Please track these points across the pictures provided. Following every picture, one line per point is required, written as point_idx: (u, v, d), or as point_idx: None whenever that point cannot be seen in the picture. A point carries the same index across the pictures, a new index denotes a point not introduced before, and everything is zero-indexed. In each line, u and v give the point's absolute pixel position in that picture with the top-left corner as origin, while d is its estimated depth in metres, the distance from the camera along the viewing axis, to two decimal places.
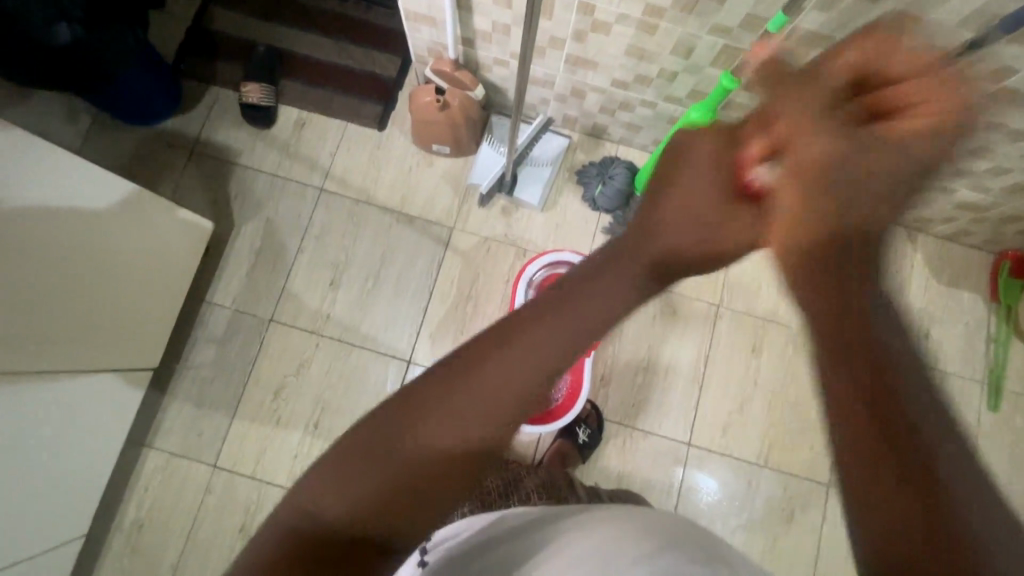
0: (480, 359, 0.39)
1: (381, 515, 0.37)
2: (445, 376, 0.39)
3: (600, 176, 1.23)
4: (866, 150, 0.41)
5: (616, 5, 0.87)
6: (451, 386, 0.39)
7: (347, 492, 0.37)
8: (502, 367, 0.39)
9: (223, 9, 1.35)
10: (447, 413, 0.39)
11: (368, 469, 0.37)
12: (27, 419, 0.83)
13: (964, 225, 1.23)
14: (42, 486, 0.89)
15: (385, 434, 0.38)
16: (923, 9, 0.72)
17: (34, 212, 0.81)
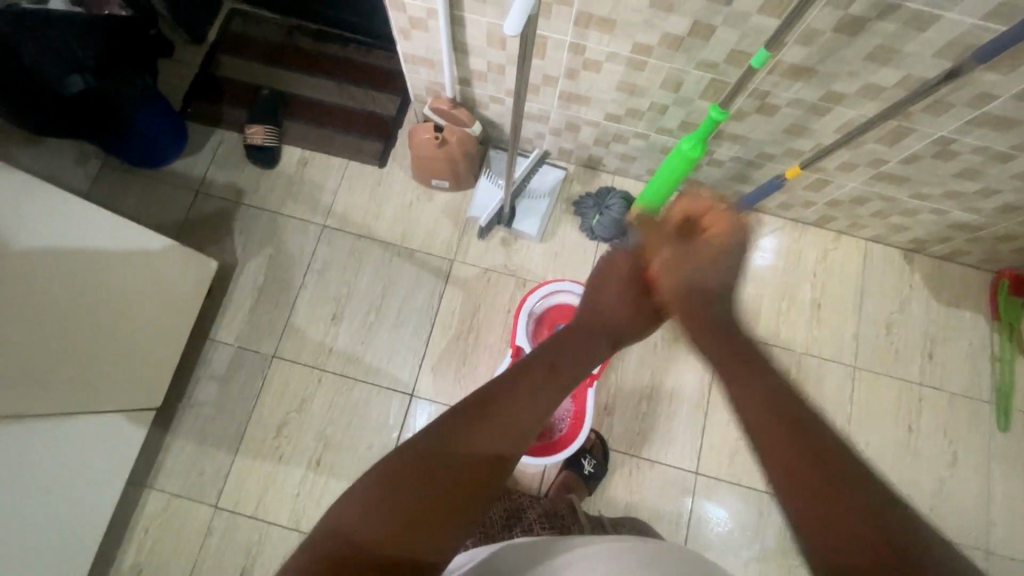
0: (486, 404, 0.54)
1: (399, 527, 0.44)
2: (462, 417, 0.52)
3: (597, 206, 1.25)
4: (691, 256, 0.77)
5: (606, 44, 0.91)
6: (476, 416, 0.52)
7: (377, 509, 0.44)
8: (502, 407, 0.54)
9: (229, 56, 1.40)
10: (478, 431, 0.51)
11: (398, 487, 0.46)
12: (25, 464, 0.82)
13: (959, 246, 1.24)
14: (41, 534, 0.87)
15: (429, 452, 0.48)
16: (901, 41, 0.75)
17: (34, 256, 0.83)
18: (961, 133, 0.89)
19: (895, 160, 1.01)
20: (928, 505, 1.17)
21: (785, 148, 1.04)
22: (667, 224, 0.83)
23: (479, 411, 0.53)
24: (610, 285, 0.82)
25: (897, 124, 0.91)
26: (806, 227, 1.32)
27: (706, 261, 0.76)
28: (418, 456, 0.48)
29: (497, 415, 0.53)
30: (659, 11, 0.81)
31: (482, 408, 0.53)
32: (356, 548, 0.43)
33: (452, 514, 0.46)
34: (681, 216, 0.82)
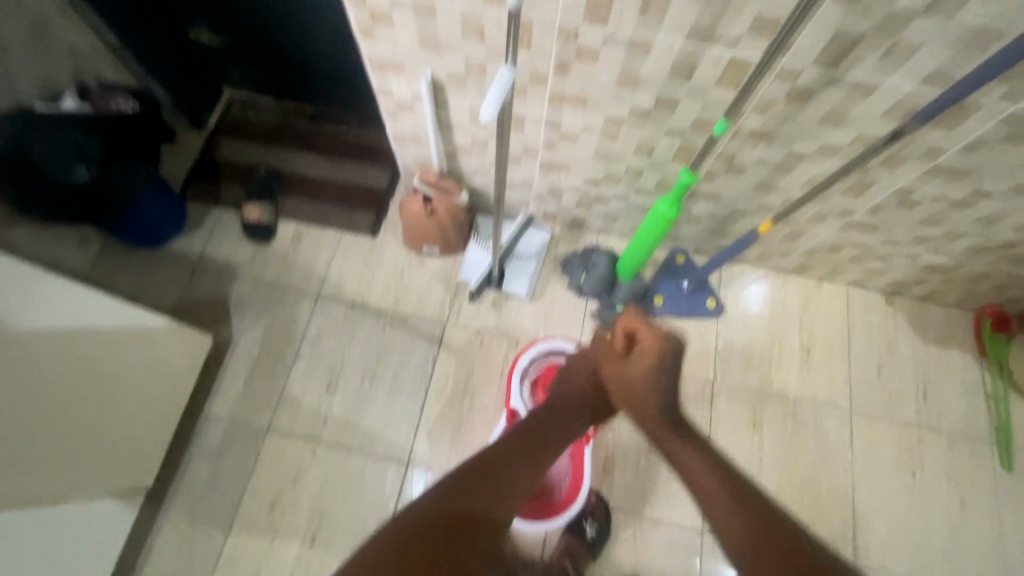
0: (479, 475, 0.68)
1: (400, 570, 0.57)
2: (459, 487, 0.66)
3: (583, 265, 1.29)
4: (633, 369, 0.83)
5: (580, 117, 0.97)
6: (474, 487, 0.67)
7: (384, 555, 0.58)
8: (495, 480, 0.69)
9: (228, 140, 1.48)
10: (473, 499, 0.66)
11: (401, 543, 0.59)
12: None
13: (937, 286, 1.27)
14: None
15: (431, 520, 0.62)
16: (849, 106, 0.81)
17: (29, 340, 0.84)
18: (919, 183, 0.95)
19: (862, 211, 1.06)
20: (943, 553, 1.14)
21: (758, 203, 1.09)
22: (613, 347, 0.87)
23: (472, 484, 0.67)
24: (576, 375, 0.88)
25: (859, 178, 0.97)
26: (789, 275, 1.36)
27: (648, 376, 0.81)
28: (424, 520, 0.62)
29: (486, 486, 0.68)
30: (626, 88, 0.88)
31: (476, 480, 0.68)
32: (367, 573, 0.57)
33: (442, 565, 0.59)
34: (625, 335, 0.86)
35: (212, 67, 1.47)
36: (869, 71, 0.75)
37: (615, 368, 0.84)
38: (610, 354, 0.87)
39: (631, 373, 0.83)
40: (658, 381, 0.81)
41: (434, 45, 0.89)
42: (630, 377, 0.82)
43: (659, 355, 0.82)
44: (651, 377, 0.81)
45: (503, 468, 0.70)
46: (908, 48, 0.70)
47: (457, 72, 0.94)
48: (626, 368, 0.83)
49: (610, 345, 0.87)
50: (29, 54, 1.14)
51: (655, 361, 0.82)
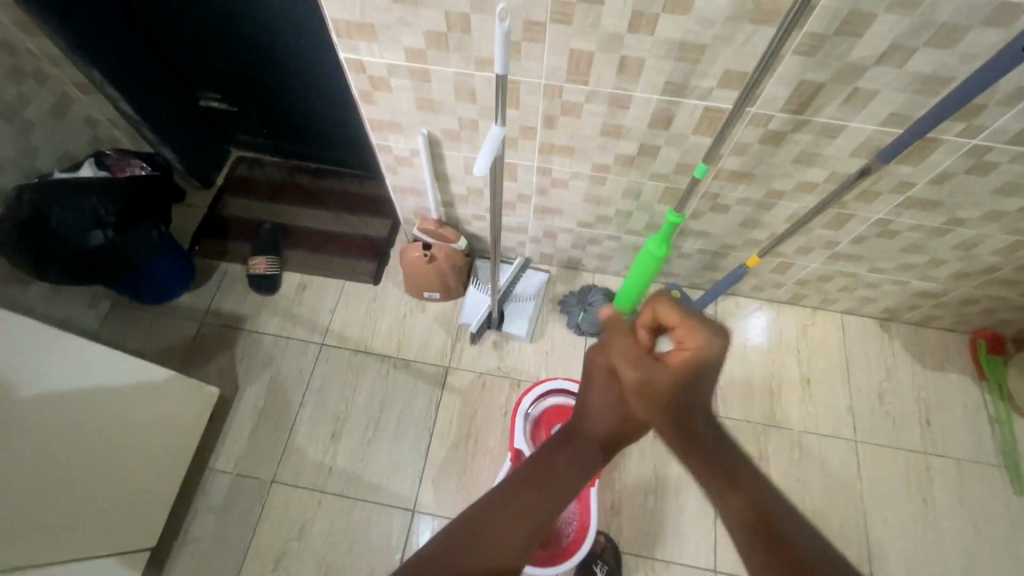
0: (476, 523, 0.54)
1: None
2: (460, 534, 0.53)
3: (581, 304, 1.32)
4: (662, 371, 0.59)
5: (568, 166, 1.03)
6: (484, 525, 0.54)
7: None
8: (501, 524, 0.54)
9: (235, 197, 1.55)
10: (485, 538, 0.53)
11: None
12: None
13: (928, 311, 1.30)
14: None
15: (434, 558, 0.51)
16: (819, 147, 0.86)
17: (38, 401, 0.85)
18: (895, 215, 0.99)
19: (845, 242, 1.10)
20: None
21: (745, 238, 1.13)
22: (633, 343, 0.63)
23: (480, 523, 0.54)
24: (595, 376, 0.66)
25: (837, 211, 1.01)
26: (782, 305, 1.39)
27: (681, 378, 0.59)
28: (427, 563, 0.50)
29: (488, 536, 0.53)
30: (609, 138, 0.94)
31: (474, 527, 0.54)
32: None
33: None
34: (650, 323, 0.64)
35: (220, 131, 1.56)
36: (834, 115, 0.80)
37: (637, 370, 0.60)
38: (631, 351, 0.62)
39: (659, 378, 0.59)
40: (689, 392, 0.59)
41: (429, 106, 0.96)
42: (653, 380, 0.60)
43: (696, 360, 0.59)
44: (683, 386, 0.59)
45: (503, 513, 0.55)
46: (867, 94, 0.76)
47: (451, 129, 1.00)
48: (652, 369, 0.60)
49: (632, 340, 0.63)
50: (51, 128, 1.21)
51: (694, 363, 0.59)
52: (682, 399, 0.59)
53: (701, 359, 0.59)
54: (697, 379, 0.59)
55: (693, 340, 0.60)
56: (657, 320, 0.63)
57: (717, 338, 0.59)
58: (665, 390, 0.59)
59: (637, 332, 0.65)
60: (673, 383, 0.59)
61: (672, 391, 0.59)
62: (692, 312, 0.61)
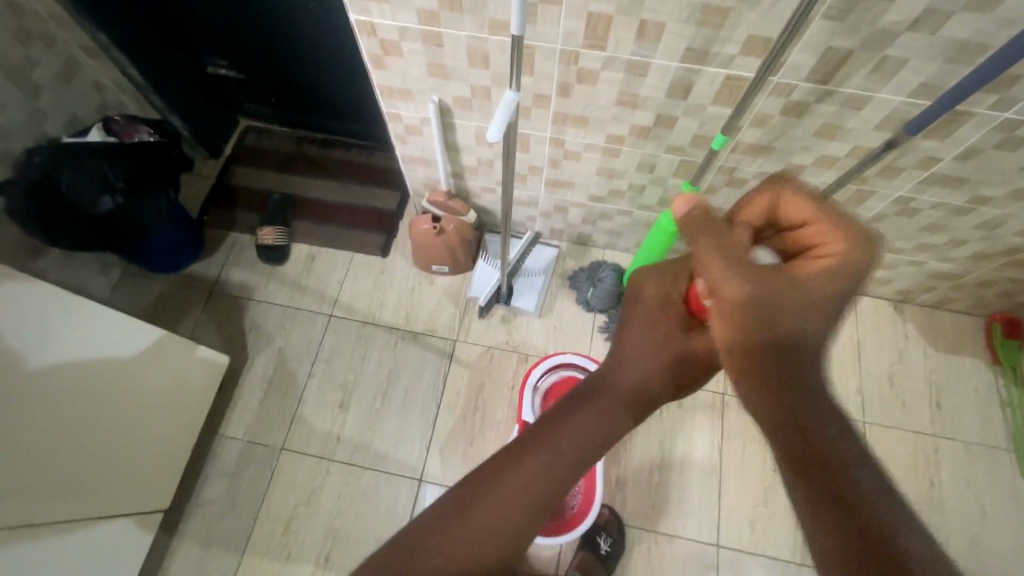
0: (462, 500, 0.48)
1: None
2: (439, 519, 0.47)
3: (590, 279, 1.31)
4: (788, 268, 0.48)
5: (582, 137, 1.01)
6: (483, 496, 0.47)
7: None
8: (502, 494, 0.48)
9: (243, 166, 1.53)
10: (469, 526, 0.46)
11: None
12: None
13: (944, 293, 1.28)
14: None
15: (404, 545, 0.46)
16: (843, 119, 0.84)
17: (48, 364, 0.85)
18: (917, 192, 0.96)
19: (863, 220, 1.07)
20: (965, 565, 1.12)
21: None
22: (734, 232, 0.49)
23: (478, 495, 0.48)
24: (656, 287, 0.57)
25: (857, 188, 0.99)
26: None
27: (804, 286, 0.47)
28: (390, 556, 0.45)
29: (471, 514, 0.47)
30: (626, 108, 0.91)
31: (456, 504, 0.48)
32: None
33: None
34: (762, 218, 0.53)
35: (228, 99, 1.54)
36: (860, 85, 0.77)
37: (717, 266, 0.49)
38: (729, 251, 0.48)
39: (759, 284, 0.46)
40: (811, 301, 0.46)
41: (441, 72, 0.93)
42: (752, 281, 0.47)
43: (823, 269, 0.47)
44: (813, 286, 0.47)
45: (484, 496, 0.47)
46: (896, 62, 0.73)
47: (463, 96, 0.98)
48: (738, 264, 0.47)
49: (728, 232, 0.49)
50: (58, 92, 1.20)
51: (832, 261, 0.48)
52: (798, 305, 0.46)
53: (835, 270, 0.47)
54: (837, 283, 0.47)
55: (832, 243, 0.49)
56: (774, 216, 0.53)
57: (853, 239, 0.48)
58: (766, 293, 0.46)
59: (737, 225, 0.50)
60: (815, 286, 0.47)
61: (785, 295, 0.46)
62: (828, 209, 0.51)
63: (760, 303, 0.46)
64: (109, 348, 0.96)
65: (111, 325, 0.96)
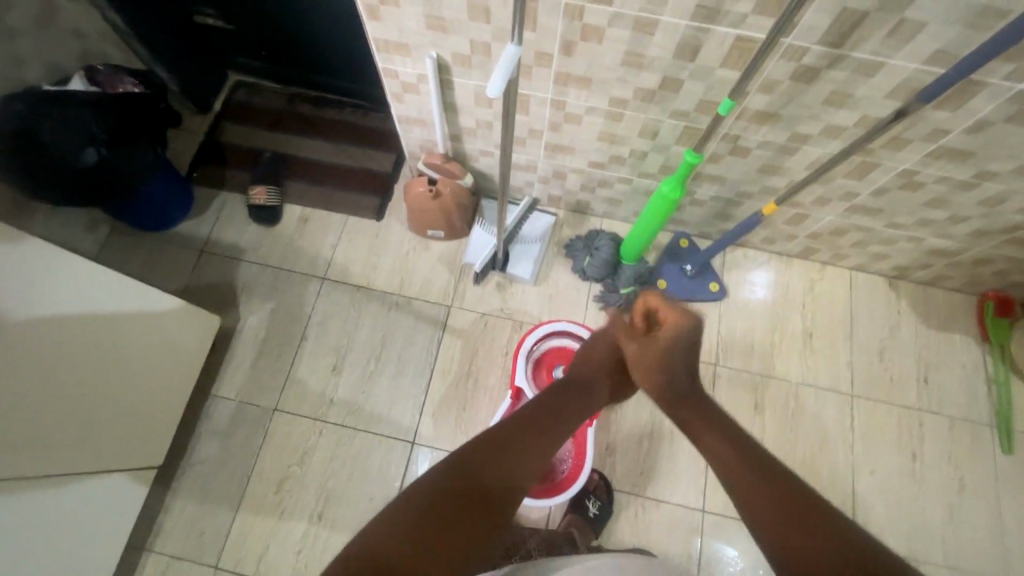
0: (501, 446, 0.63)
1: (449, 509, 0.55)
2: (493, 449, 0.62)
3: (587, 248, 1.30)
4: (654, 352, 0.81)
5: (584, 99, 0.97)
6: (493, 456, 0.61)
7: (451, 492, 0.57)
8: (514, 455, 0.63)
9: (233, 123, 1.48)
10: (485, 474, 0.60)
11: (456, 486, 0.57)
12: (17, 526, 0.80)
13: (940, 270, 1.27)
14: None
15: (438, 492, 0.56)
16: (854, 85, 0.81)
17: (31, 316, 0.83)
18: (922, 166, 0.95)
19: (865, 193, 1.06)
20: (940, 534, 1.16)
21: (761, 186, 1.10)
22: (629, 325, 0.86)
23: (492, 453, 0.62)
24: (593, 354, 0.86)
25: (862, 159, 0.97)
26: (791, 259, 1.37)
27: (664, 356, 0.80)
28: (421, 500, 0.55)
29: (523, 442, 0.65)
30: (631, 69, 0.88)
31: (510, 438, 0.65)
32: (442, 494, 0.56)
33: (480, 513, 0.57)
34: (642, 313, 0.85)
35: (216, 52, 1.47)
36: (875, 50, 0.75)
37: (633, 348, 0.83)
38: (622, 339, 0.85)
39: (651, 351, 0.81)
40: (681, 356, 0.80)
41: (440, 26, 0.89)
42: (647, 359, 0.81)
43: (677, 343, 0.80)
44: (674, 350, 0.80)
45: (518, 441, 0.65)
46: (914, 26, 0.70)
47: (462, 52, 0.94)
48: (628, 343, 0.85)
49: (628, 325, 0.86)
50: (35, 37, 1.14)
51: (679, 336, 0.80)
52: (679, 362, 0.80)
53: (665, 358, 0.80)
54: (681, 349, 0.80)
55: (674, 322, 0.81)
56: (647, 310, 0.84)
57: (689, 319, 0.81)
58: (653, 365, 0.80)
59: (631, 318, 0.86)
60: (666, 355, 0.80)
61: (662, 360, 0.80)
62: (673, 305, 0.82)
63: (654, 368, 0.80)
64: (100, 303, 0.94)
65: (101, 281, 0.94)
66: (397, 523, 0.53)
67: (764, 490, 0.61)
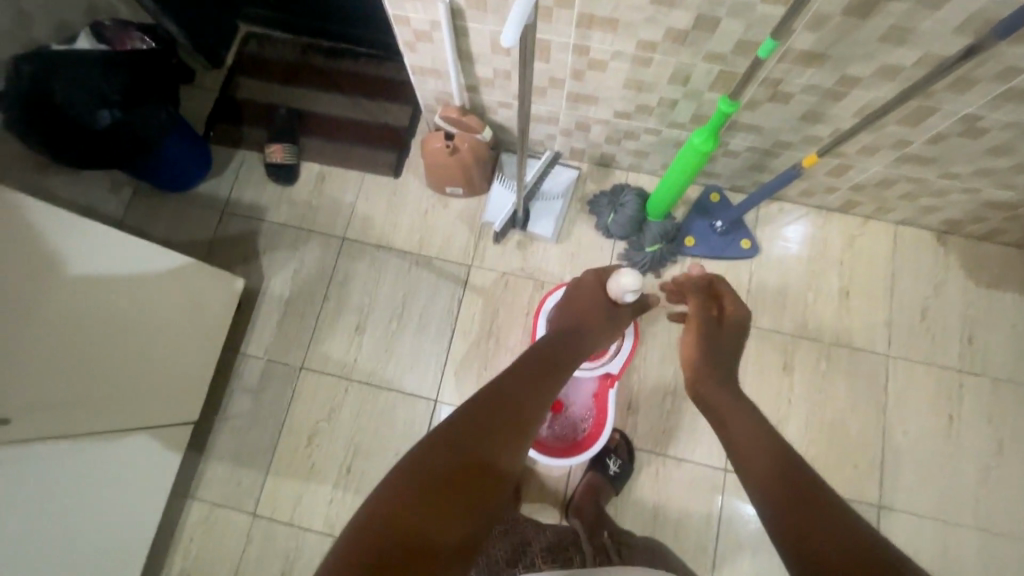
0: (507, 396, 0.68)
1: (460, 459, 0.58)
2: (500, 395, 0.67)
3: (611, 204, 1.24)
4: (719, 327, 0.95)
5: (610, 43, 0.90)
6: (491, 412, 0.64)
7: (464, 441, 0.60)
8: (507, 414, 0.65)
9: (246, 78, 1.44)
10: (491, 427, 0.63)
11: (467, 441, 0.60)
12: (50, 477, 0.85)
13: (996, 224, 1.18)
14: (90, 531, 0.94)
15: (449, 440, 0.59)
16: (915, 19, 0.72)
17: (47, 279, 0.84)
18: (988, 110, 0.85)
19: (919, 141, 0.97)
20: (973, 497, 1.13)
21: (803, 135, 1.02)
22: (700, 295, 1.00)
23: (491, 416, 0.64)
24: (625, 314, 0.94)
25: (919, 104, 0.88)
26: (831, 213, 1.29)
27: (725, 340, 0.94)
28: (432, 451, 0.58)
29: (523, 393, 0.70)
30: (661, 8, 0.80)
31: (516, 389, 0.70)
32: (454, 455, 0.58)
33: (488, 472, 0.59)
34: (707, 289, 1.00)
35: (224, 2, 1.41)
36: None
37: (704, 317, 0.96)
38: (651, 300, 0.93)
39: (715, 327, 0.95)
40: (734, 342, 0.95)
41: None
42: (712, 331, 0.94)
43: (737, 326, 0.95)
44: (733, 336, 0.95)
45: (517, 397, 0.68)
46: None
47: None
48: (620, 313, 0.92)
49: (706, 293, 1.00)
50: None
51: (737, 321, 0.96)
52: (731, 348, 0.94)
53: (727, 341, 0.94)
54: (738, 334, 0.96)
55: (737, 311, 0.96)
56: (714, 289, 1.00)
57: (744, 314, 0.97)
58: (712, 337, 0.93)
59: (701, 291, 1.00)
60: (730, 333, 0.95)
61: (726, 334, 0.95)
62: (735, 295, 0.98)
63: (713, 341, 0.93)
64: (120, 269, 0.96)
65: (117, 247, 0.95)
66: (414, 470, 0.56)
67: (774, 481, 0.65)
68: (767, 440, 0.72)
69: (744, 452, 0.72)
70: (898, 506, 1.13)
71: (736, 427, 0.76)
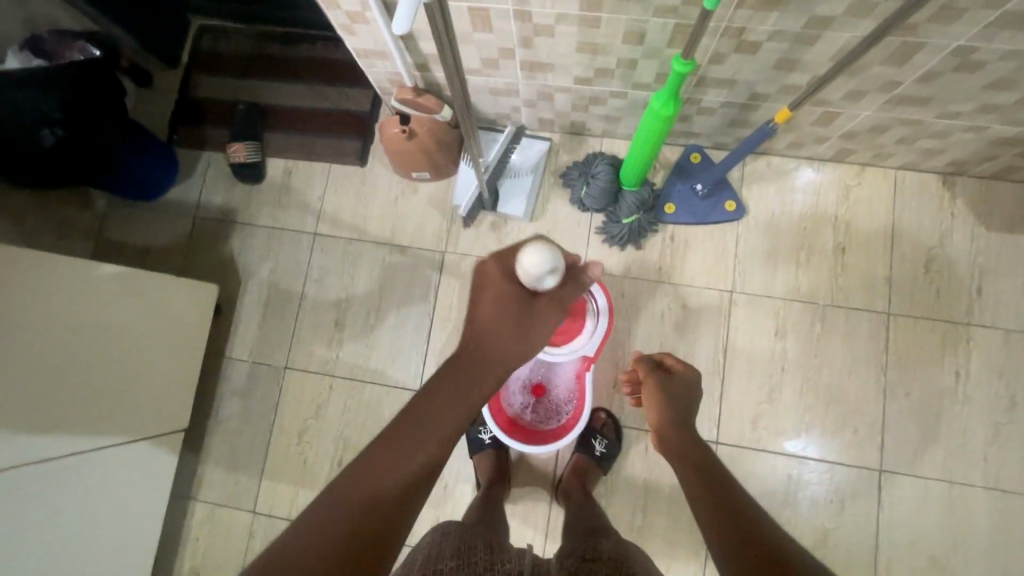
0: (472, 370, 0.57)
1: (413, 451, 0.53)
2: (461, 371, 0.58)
3: (583, 176, 1.18)
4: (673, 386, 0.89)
5: (551, 6, 0.82)
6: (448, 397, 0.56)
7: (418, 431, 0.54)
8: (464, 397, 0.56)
9: (203, 76, 1.40)
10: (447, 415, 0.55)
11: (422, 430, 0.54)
12: (49, 498, 0.88)
13: (1007, 162, 1.07)
14: (92, 542, 0.98)
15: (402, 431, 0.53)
16: None
17: (20, 311, 0.84)
18: (982, 40, 0.75)
19: (909, 81, 0.87)
20: (981, 457, 1.08)
21: (780, 84, 0.93)
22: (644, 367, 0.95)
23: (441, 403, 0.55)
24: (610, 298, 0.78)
25: (902, 40, 0.78)
26: (824, 163, 1.19)
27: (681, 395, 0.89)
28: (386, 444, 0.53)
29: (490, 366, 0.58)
30: None
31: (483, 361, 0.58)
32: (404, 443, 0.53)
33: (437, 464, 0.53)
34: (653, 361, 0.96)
35: None
36: None
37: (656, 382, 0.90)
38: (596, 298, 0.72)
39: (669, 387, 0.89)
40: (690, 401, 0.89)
41: None
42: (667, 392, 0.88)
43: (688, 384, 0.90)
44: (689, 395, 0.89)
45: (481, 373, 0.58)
46: None
47: None
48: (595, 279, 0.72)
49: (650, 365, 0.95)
50: None
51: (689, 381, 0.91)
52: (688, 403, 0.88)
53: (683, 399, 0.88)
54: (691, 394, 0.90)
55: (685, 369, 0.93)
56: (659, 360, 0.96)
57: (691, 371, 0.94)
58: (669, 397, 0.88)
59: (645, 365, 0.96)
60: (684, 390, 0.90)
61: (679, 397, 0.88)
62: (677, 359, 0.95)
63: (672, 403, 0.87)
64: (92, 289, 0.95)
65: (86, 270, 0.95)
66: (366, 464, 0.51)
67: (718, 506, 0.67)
68: (716, 468, 0.75)
69: (689, 476, 0.75)
70: (901, 470, 1.09)
71: (691, 458, 0.78)
